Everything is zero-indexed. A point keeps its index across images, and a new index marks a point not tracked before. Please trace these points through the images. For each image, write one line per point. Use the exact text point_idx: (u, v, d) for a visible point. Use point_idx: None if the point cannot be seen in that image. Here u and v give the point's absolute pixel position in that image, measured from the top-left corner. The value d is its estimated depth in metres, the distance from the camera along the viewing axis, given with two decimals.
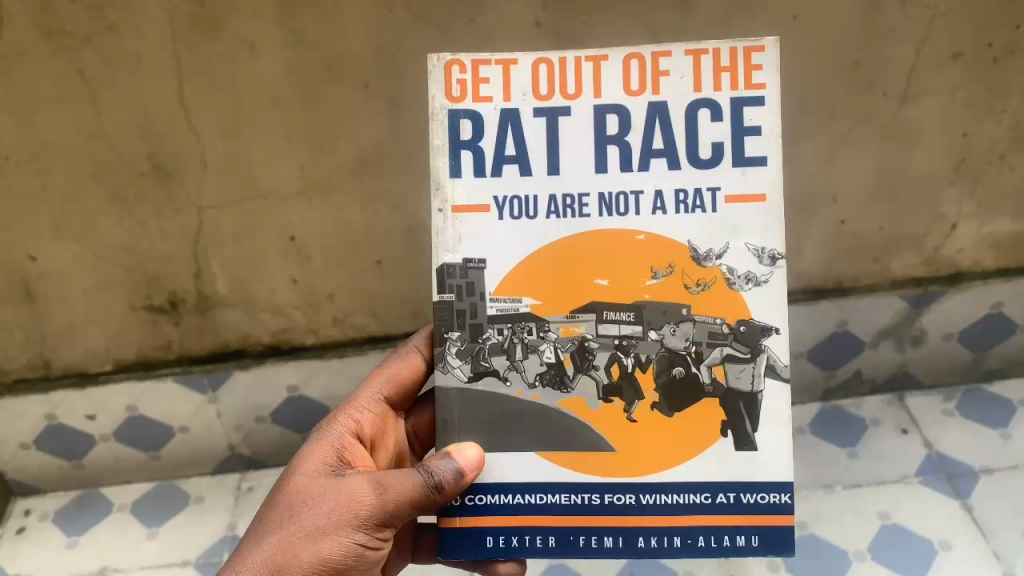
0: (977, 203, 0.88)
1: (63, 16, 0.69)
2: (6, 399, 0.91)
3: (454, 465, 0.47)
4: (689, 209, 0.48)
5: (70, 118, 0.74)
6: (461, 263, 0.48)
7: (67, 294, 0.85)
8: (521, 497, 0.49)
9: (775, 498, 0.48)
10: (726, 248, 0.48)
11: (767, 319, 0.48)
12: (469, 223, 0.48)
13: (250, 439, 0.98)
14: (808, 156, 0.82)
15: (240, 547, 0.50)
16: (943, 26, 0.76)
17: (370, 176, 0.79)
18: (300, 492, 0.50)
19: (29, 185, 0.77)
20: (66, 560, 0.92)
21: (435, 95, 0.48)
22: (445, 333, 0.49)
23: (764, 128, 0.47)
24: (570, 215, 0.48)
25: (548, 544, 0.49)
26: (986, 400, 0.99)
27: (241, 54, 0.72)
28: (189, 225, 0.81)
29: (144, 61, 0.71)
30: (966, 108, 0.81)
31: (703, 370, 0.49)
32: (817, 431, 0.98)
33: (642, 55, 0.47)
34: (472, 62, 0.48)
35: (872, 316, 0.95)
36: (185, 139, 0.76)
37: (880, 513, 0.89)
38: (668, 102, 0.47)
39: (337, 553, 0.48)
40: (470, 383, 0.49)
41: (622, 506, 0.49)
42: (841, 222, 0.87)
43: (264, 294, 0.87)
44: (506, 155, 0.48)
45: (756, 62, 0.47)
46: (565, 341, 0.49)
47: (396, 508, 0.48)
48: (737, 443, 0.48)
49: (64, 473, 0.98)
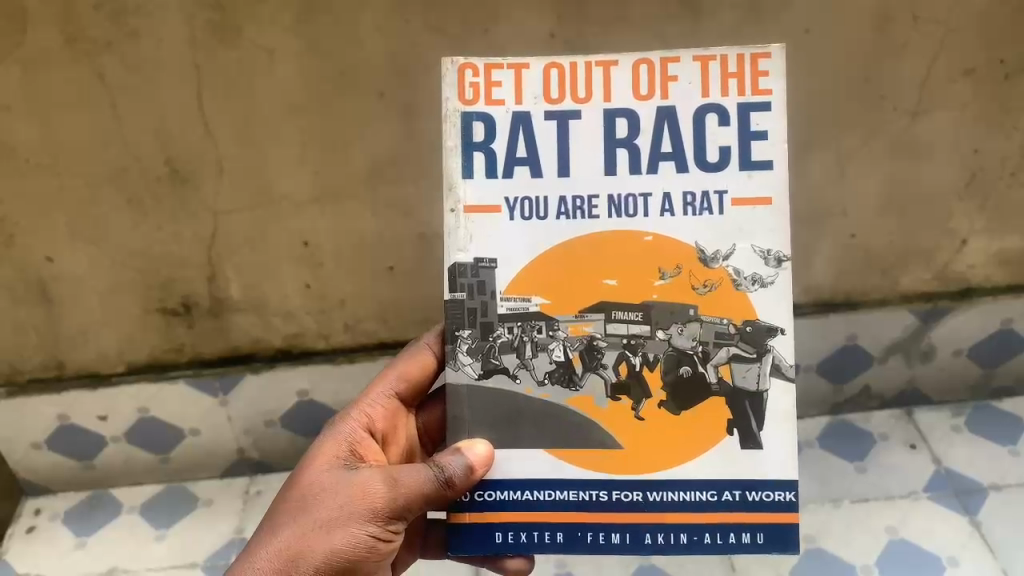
0: (987, 219, 0.89)
1: (85, 23, 0.71)
2: (18, 399, 0.92)
3: (464, 461, 0.48)
4: (696, 211, 0.48)
5: (91, 123, 0.76)
6: (472, 263, 0.49)
7: (81, 296, 0.86)
8: (528, 494, 0.50)
9: (779, 495, 0.48)
10: (733, 250, 0.48)
11: (772, 320, 0.48)
12: (479, 223, 0.49)
13: (260, 442, 0.99)
14: (815, 170, 0.83)
15: (254, 539, 0.50)
16: (954, 41, 0.77)
17: (385, 184, 0.81)
18: (312, 486, 0.51)
19: (47, 186, 0.79)
20: (76, 560, 0.93)
21: (448, 98, 0.49)
22: (456, 331, 0.50)
23: (770, 132, 0.48)
24: (580, 216, 0.49)
25: (556, 540, 0.50)
26: (996, 417, 0.99)
27: (258, 61, 0.73)
28: (204, 230, 0.82)
29: (162, 67, 0.73)
30: (977, 123, 0.82)
31: (710, 370, 0.49)
32: (825, 444, 0.98)
33: (651, 60, 0.48)
34: (485, 66, 0.48)
35: (882, 330, 0.95)
36: (201, 144, 0.77)
37: (888, 527, 0.89)
38: (677, 107, 0.48)
39: (349, 545, 0.48)
40: (480, 380, 0.50)
41: (628, 503, 0.49)
42: (851, 236, 0.88)
43: (276, 299, 0.88)
44: (517, 157, 0.49)
45: (763, 68, 0.48)
46: (574, 340, 0.50)
47: (409, 502, 0.49)
48: (742, 441, 0.49)
49: (74, 473, 1.00)
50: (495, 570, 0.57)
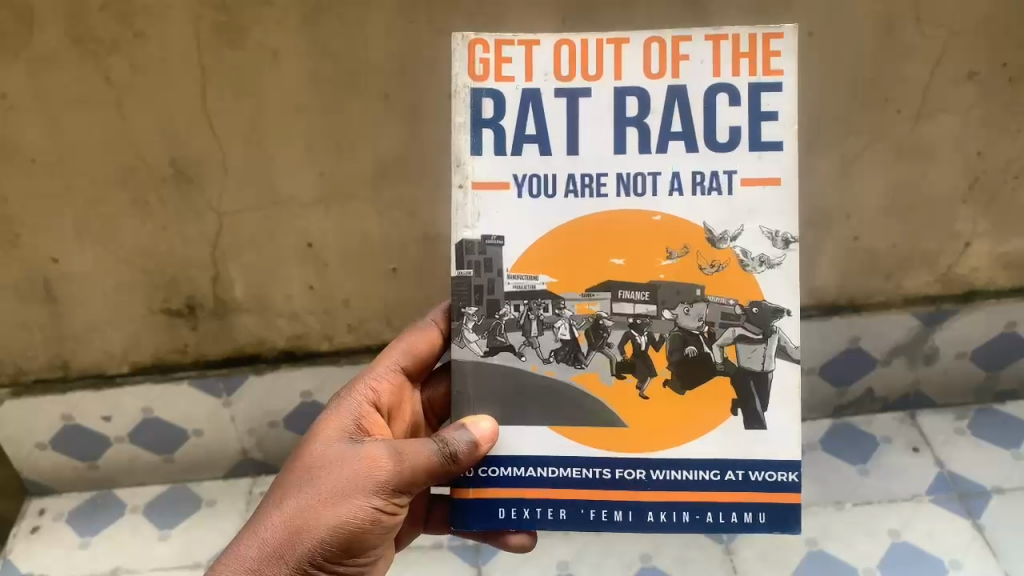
0: (991, 222, 0.89)
1: (92, 24, 0.72)
2: (24, 398, 0.93)
3: (469, 436, 0.48)
4: (705, 190, 0.49)
5: (98, 123, 0.76)
6: (480, 240, 0.50)
7: (86, 295, 0.87)
8: (532, 471, 0.51)
9: (782, 476, 0.49)
10: (741, 230, 0.49)
11: (779, 301, 0.49)
12: (488, 200, 0.50)
13: (263, 443, 0.99)
14: (817, 172, 0.83)
15: (259, 509, 0.51)
16: (957, 45, 0.78)
17: (391, 184, 0.81)
18: (318, 459, 0.51)
19: (53, 186, 0.79)
20: (79, 561, 0.93)
21: (458, 74, 0.49)
22: (462, 308, 0.50)
23: (781, 113, 0.48)
24: (588, 194, 0.50)
25: (559, 517, 0.51)
26: (1000, 420, 0.99)
27: (264, 63, 0.74)
28: (210, 230, 0.83)
29: (169, 67, 0.74)
30: (981, 126, 0.83)
31: (715, 349, 0.50)
32: (828, 447, 0.98)
33: (662, 39, 0.49)
34: (496, 42, 0.49)
35: (886, 332, 0.95)
36: (207, 145, 0.78)
37: (890, 531, 0.88)
38: (687, 86, 0.49)
39: (353, 517, 0.49)
40: (487, 357, 0.50)
41: (631, 481, 0.50)
42: (854, 238, 0.88)
43: (280, 300, 0.88)
44: (526, 134, 0.50)
45: (775, 49, 0.48)
46: (580, 319, 0.50)
47: (414, 476, 0.49)
48: (747, 421, 0.50)
49: (78, 474, 1.00)
50: (497, 546, 0.59)
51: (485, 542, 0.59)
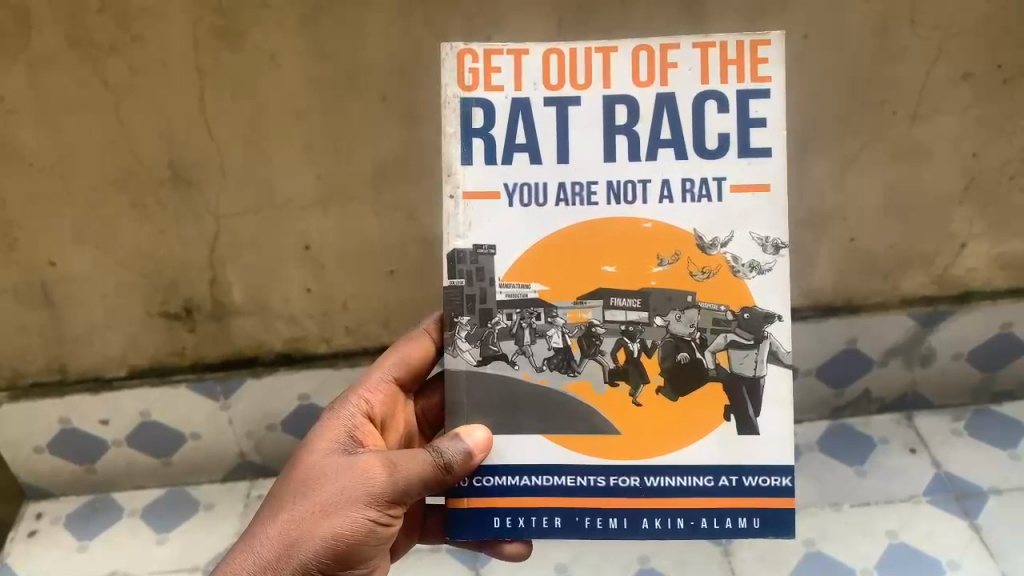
0: (987, 223, 0.89)
1: (90, 26, 0.72)
2: (22, 402, 0.93)
3: (464, 446, 0.49)
4: (695, 198, 0.49)
5: (96, 125, 0.76)
6: (471, 249, 0.50)
7: (85, 298, 0.87)
8: (526, 479, 0.51)
9: (775, 481, 0.50)
10: (731, 237, 0.49)
11: (770, 307, 0.49)
12: (479, 209, 0.50)
13: (261, 446, 0.99)
14: (815, 171, 0.83)
15: (255, 520, 0.51)
16: (953, 45, 0.78)
17: (388, 186, 0.81)
18: (314, 469, 0.51)
19: (52, 189, 0.79)
20: (79, 563, 0.93)
21: (447, 84, 0.49)
22: (455, 317, 0.50)
23: (769, 120, 0.48)
24: (579, 202, 0.50)
25: (554, 525, 0.51)
26: (997, 422, 0.99)
27: (262, 65, 0.74)
28: (207, 233, 0.83)
29: (168, 70, 0.74)
30: (977, 127, 0.83)
31: (707, 356, 0.50)
32: (826, 448, 0.98)
33: (650, 47, 0.49)
34: (485, 52, 0.49)
35: (883, 332, 0.95)
36: (205, 148, 0.78)
37: (888, 532, 0.88)
38: (676, 94, 0.49)
39: (348, 528, 0.49)
40: (479, 366, 0.50)
41: (625, 488, 0.50)
42: (852, 239, 0.88)
43: (278, 302, 0.89)
44: (516, 143, 0.50)
45: (762, 56, 0.49)
46: (572, 327, 0.50)
47: (408, 486, 0.49)
48: (739, 427, 0.50)
49: (76, 477, 1.00)
50: (493, 554, 0.59)
51: (480, 549, 0.59)
